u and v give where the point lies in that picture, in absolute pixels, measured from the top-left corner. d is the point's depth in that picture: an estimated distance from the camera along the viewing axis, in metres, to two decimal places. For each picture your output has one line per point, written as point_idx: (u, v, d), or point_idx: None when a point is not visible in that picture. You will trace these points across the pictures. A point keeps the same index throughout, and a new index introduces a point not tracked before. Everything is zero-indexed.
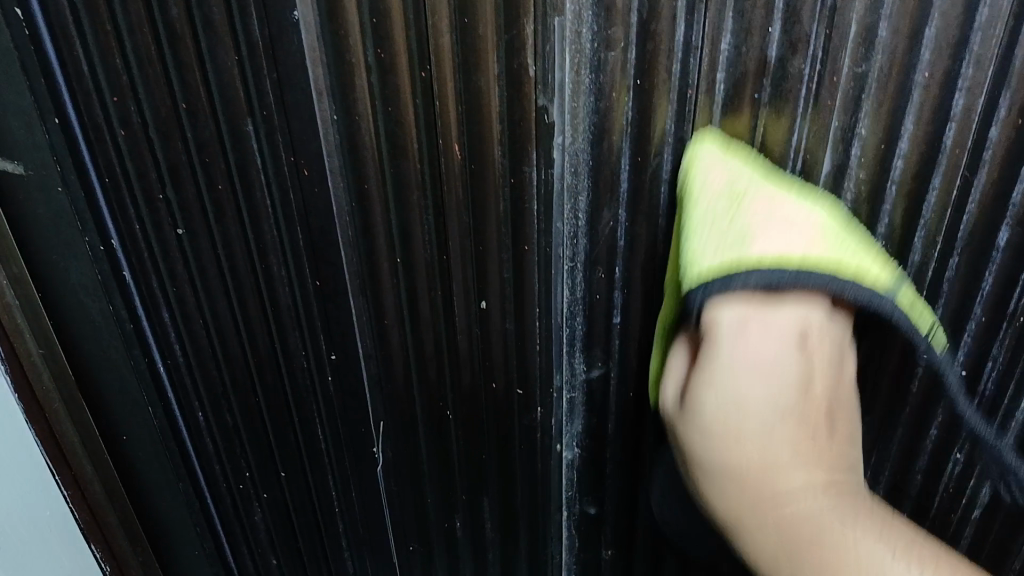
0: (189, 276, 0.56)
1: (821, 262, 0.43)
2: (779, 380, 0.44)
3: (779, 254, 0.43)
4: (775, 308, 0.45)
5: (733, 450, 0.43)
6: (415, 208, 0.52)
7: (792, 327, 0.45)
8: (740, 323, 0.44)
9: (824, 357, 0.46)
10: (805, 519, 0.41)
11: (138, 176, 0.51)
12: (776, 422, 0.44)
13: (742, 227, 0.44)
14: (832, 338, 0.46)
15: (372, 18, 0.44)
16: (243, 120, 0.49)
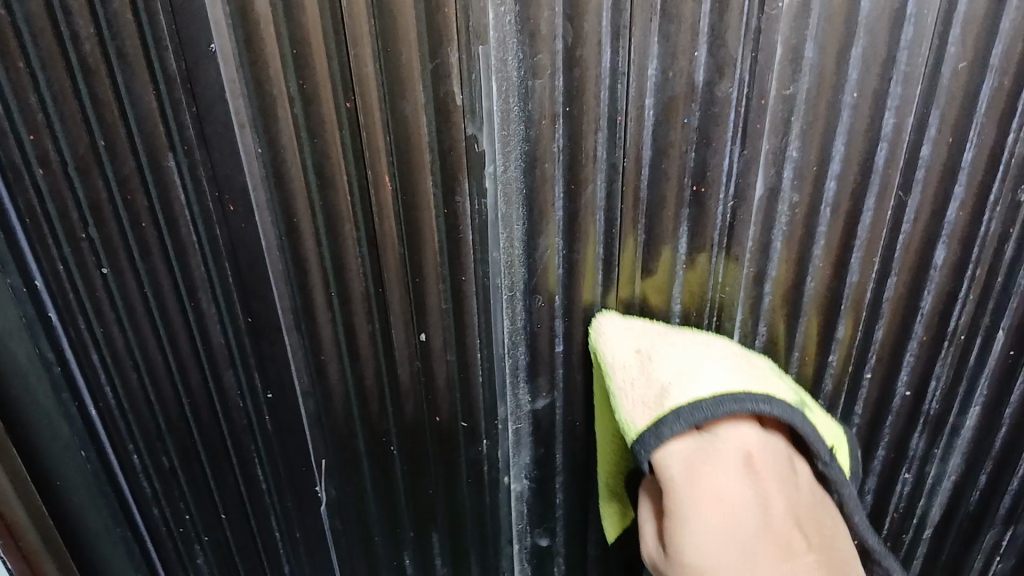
0: (116, 316, 0.54)
1: (734, 392, 0.47)
2: (741, 505, 0.46)
3: (694, 396, 0.47)
4: (713, 439, 0.47)
5: (717, 559, 0.45)
6: (347, 239, 0.51)
7: (733, 453, 0.47)
8: (689, 472, 0.47)
9: (773, 471, 0.47)
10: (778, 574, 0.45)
11: (59, 216, 0.50)
12: (741, 553, 0.45)
13: (658, 378, 0.49)
14: (780, 469, 0.48)
15: (292, 48, 0.43)
16: (165, 156, 0.47)
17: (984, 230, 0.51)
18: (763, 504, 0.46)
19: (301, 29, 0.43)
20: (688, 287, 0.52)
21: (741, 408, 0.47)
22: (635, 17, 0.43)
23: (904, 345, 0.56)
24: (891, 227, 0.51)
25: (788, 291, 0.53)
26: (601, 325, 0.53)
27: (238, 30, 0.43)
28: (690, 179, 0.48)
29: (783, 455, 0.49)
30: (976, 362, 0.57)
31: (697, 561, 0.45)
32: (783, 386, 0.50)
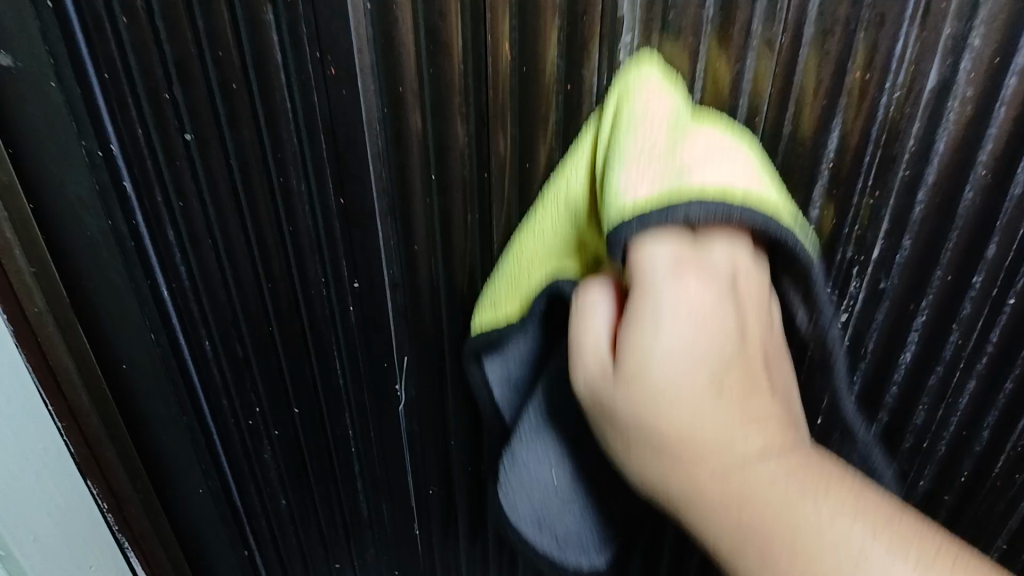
0: (197, 189, 0.50)
1: (755, 200, 0.35)
2: (702, 362, 0.32)
3: (721, 185, 0.35)
4: (705, 249, 0.35)
5: (664, 460, 0.32)
6: (455, 115, 0.46)
7: (725, 263, 0.35)
8: (675, 279, 0.33)
9: (749, 298, 0.35)
10: (735, 483, 0.31)
11: (142, 73, 0.45)
12: (723, 390, 0.32)
13: (678, 155, 0.36)
14: (763, 293, 0.36)
15: None
16: (263, 9, 0.42)
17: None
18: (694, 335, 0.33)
19: None
20: (834, 187, 0.47)
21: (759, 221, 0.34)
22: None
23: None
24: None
25: (940, 200, 0.46)
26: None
27: None
28: (854, 64, 0.42)
29: (767, 292, 0.37)
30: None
31: (634, 427, 0.33)
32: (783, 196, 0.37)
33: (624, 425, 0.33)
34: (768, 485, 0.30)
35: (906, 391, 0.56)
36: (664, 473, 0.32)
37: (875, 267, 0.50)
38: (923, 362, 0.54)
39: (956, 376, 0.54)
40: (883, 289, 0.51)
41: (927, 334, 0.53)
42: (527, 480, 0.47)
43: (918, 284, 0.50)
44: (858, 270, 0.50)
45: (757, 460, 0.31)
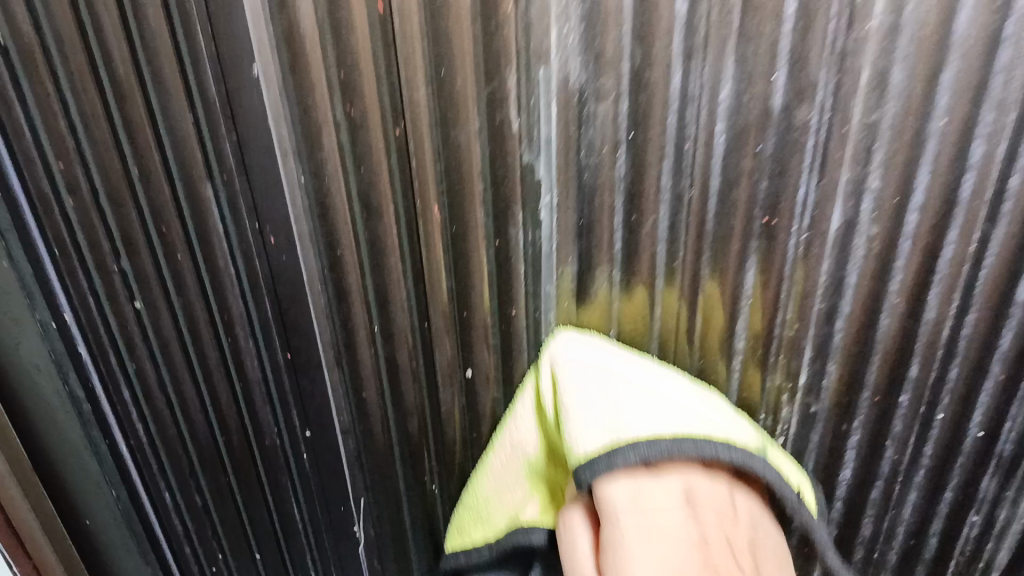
0: (148, 349, 0.51)
1: (677, 436, 0.42)
2: (686, 559, 0.39)
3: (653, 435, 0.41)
4: (658, 474, 0.41)
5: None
6: (395, 275, 0.48)
7: (676, 486, 0.41)
8: (631, 503, 0.40)
9: (709, 507, 0.41)
10: None
11: (90, 250, 0.47)
12: (690, 551, 0.39)
13: (614, 412, 0.42)
14: (722, 504, 0.42)
15: (340, 72, 0.41)
16: (204, 185, 0.45)
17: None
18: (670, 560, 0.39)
19: (349, 50, 0.40)
20: (753, 325, 0.48)
21: (709, 450, 0.42)
22: (708, 34, 0.39)
23: (981, 375, 0.50)
24: (975, 260, 0.46)
25: (857, 330, 0.49)
26: (557, 339, 0.47)
27: (282, 57, 0.42)
28: (761, 212, 0.44)
29: (724, 495, 0.43)
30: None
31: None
32: (744, 428, 0.45)
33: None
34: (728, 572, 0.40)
35: (850, 509, 0.58)
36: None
37: (803, 393, 0.52)
38: (862, 475, 0.56)
39: (896, 491, 0.56)
40: (814, 413, 0.53)
41: (864, 450, 0.54)
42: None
43: (845, 409, 0.52)
44: (787, 398, 0.52)
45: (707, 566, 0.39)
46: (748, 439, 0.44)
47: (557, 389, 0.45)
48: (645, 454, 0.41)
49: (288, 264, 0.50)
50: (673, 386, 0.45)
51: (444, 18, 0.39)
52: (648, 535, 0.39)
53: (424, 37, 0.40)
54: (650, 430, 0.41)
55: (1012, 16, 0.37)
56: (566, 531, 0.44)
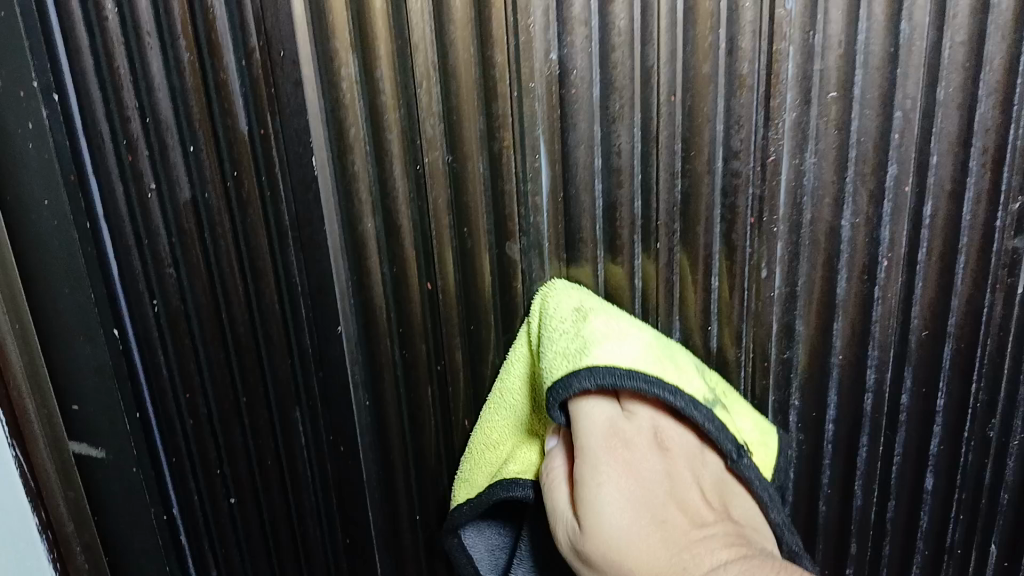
0: (231, 520, 0.63)
1: (642, 369, 0.48)
2: (651, 544, 0.45)
3: (614, 360, 0.48)
4: (631, 417, 0.49)
5: (640, 560, 0.44)
6: (430, 459, 0.61)
7: (647, 433, 0.49)
8: (607, 449, 0.47)
9: (680, 456, 0.49)
10: (678, 571, 0.44)
11: (196, 436, 0.60)
12: (651, 535, 0.45)
13: (587, 338, 0.49)
14: (691, 451, 0.50)
15: (394, 294, 0.55)
16: (287, 382, 0.58)
17: (975, 404, 0.59)
18: (647, 500, 0.47)
19: (400, 256, 0.53)
20: None
21: (647, 388, 0.47)
22: (659, 269, 0.53)
23: (919, 502, 0.62)
24: (891, 413, 0.59)
25: (806, 484, 0.62)
26: (552, 294, 0.53)
27: (353, 282, 0.55)
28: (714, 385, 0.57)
29: (694, 452, 0.50)
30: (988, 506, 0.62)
31: (630, 563, 0.44)
32: (695, 380, 0.50)
33: (590, 563, 0.46)
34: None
35: None
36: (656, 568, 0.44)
37: None
38: None
39: None
40: None
41: None
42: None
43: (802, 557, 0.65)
44: None
45: (710, 553, 0.46)
46: (699, 388, 0.49)
47: (546, 329, 0.51)
48: (599, 379, 0.47)
49: (351, 462, 0.60)
50: (631, 334, 0.49)
51: (470, 260, 0.53)
52: (620, 467, 0.47)
53: (455, 268, 0.54)
54: (615, 356, 0.48)
55: (882, 227, 0.53)
56: (544, 468, 0.51)
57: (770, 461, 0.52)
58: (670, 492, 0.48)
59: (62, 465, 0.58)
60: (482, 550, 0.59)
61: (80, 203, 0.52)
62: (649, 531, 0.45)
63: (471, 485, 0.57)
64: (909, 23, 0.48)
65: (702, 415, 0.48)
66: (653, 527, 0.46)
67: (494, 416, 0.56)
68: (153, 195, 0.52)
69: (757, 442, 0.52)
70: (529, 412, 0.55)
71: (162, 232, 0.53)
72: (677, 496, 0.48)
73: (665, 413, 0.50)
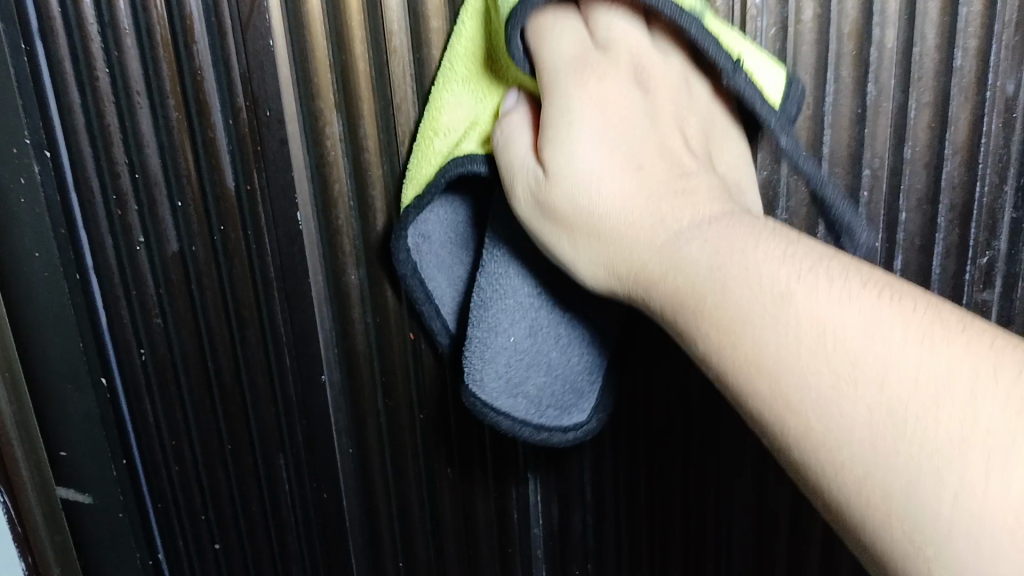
0: (217, 566, 0.64)
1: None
2: (633, 225, 0.35)
3: (578, 55, 0.38)
4: (603, 44, 0.39)
5: (625, 231, 0.35)
6: (413, 505, 0.62)
7: (622, 62, 0.38)
8: (572, 61, 0.38)
9: (661, 88, 0.39)
10: (682, 265, 0.33)
11: (181, 483, 0.60)
12: (626, 177, 0.36)
13: (581, 24, 0.39)
14: (677, 83, 0.39)
15: (377, 342, 0.56)
16: (273, 432, 0.58)
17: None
18: (615, 116, 0.37)
19: (383, 307, 0.55)
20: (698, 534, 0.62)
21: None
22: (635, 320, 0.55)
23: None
24: None
25: None
26: (473, 13, 0.44)
27: (337, 330, 0.56)
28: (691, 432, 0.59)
29: (679, 71, 0.40)
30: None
31: (601, 254, 0.36)
32: None
33: (564, 228, 0.37)
34: (744, 314, 0.30)
35: None
36: (614, 275, 0.36)
37: None
38: None
39: None
40: None
41: None
42: (493, 297, 0.45)
43: None
44: None
45: (687, 233, 0.33)
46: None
47: (495, 11, 0.42)
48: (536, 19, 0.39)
49: (334, 508, 0.61)
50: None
51: None
52: (595, 124, 0.36)
53: None
54: (580, 28, 0.38)
55: None
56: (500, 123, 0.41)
57: (779, 87, 0.42)
58: (655, 139, 0.37)
59: (50, 512, 0.59)
60: (442, 280, 0.50)
61: (70, 256, 0.54)
62: (646, 192, 0.35)
63: (403, 246, 0.49)
64: (875, 84, 0.50)
65: (682, 17, 0.38)
66: (639, 180, 0.35)
67: (446, 115, 0.46)
68: (141, 247, 0.53)
69: (759, 68, 0.42)
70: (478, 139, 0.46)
71: (150, 283, 0.54)
72: (658, 125, 0.38)
73: (636, 10, 0.40)
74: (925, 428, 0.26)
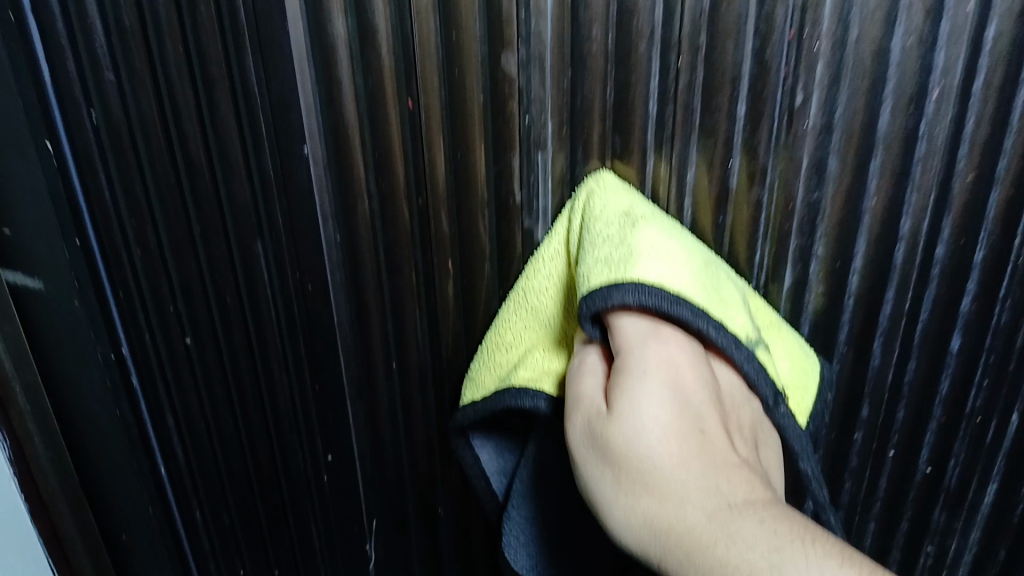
0: (196, 391, 0.59)
1: (675, 292, 0.43)
2: (674, 425, 0.39)
3: (660, 280, 0.43)
4: (663, 327, 0.43)
5: (671, 537, 0.35)
6: (409, 318, 0.57)
7: (669, 339, 0.43)
8: (654, 332, 0.43)
9: (733, 407, 0.44)
10: (691, 527, 0.35)
11: (153, 296, 0.55)
12: (687, 439, 0.38)
13: None
14: (745, 411, 0.44)
15: (373, 144, 0.50)
16: (252, 240, 0.53)
17: (998, 319, 0.55)
18: (684, 399, 0.40)
19: (380, 103, 0.49)
20: None
21: (690, 318, 0.43)
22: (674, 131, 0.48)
23: (924, 422, 0.60)
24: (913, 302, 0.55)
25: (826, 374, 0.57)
26: (605, 178, 0.49)
27: (328, 128, 0.50)
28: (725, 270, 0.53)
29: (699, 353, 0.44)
30: (992, 441, 0.60)
31: (654, 505, 0.36)
32: (738, 313, 0.45)
33: (620, 484, 0.38)
34: (760, 520, 0.34)
35: None
36: (656, 543, 0.36)
37: None
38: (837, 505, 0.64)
39: (855, 519, 0.65)
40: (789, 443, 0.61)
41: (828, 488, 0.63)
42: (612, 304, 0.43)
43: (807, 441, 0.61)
44: None
45: (741, 508, 0.35)
46: (739, 325, 0.45)
47: None
48: (615, 298, 0.43)
49: (318, 300, 0.56)
50: None
51: (460, 119, 0.49)
52: (653, 360, 0.42)
53: (444, 125, 0.49)
54: (659, 274, 0.43)
55: (925, 115, 0.47)
56: (576, 363, 0.47)
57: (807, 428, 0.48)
58: (715, 413, 0.41)
59: (15, 347, 0.54)
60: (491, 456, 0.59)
61: (14, 45, 0.46)
62: (695, 450, 0.38)
63: (477, 387, 0.55)
64: None
65: (746, 365, 0.44)
66: (698, 455, 0.38)
67: None
68: (98, 28, 0.46)
69: (791, 386, 0.49)
70: (561, 307, 0.50)
71: (108, 71, 0.47)
72: (717, 409, 0.42)
73: (703, 351, 0.44)
74: (766, 551, 0.32)
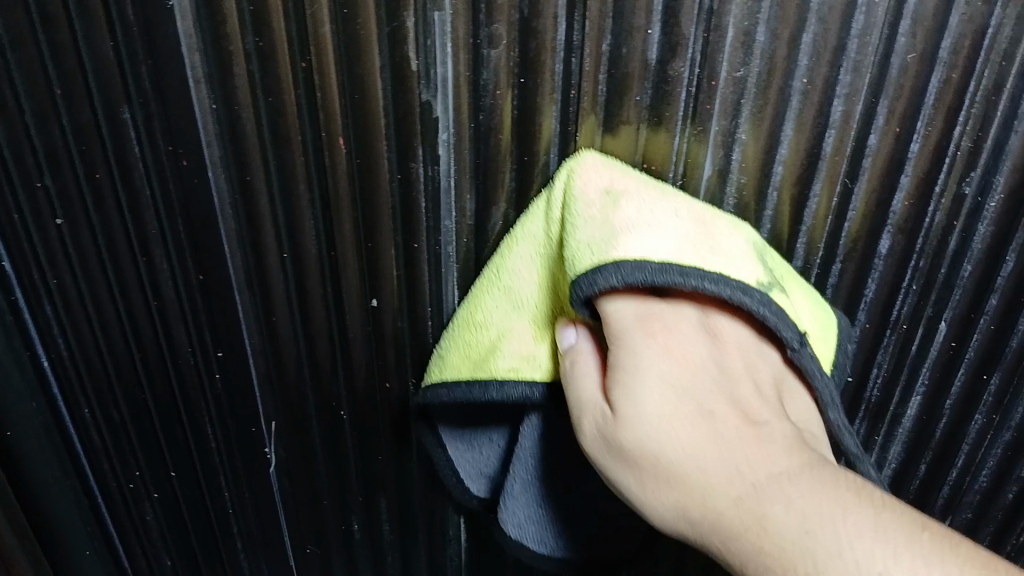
0: (69, 265, 0.55)
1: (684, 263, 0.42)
2: (683, 404, 0.39)
3: (642, 255, 0.42)
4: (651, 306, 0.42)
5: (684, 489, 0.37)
6: (302, 198, 0.51)
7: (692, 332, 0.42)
8: (647, 331, 0.41)
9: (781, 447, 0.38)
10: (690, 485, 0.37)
11: (15, 164, 0.50)
12: (694, 426, 0.39)
13: None
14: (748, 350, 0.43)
15: (249, 5, 0.44)
16: (121, 107, 0.48)
17: (929, 220, 0.51)
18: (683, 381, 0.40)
19: None
20: None
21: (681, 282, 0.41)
22: None
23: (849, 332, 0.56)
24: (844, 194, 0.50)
25: None
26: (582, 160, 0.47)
27: None
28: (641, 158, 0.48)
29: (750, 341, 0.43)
30: (917, 354, 0.57)
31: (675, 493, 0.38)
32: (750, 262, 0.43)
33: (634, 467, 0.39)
34: (794, 492, 0.36)
35: None
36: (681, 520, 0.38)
37: None
38: None
39: None
40: None
41: None
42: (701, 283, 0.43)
43: None
44: None
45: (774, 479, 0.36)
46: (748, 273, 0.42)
47: None
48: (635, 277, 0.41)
49: (195, 176, 0.50)
50: None
51: None
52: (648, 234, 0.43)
53: None
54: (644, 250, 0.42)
55: None
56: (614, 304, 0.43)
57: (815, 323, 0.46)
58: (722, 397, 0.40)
59: None
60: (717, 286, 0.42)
61: None
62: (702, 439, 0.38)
63: (449, 367, 0.53)
64: None
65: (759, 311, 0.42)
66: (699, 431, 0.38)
67: None
68: None
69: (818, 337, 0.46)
70: None
71: None
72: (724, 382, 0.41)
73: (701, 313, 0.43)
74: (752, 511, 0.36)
